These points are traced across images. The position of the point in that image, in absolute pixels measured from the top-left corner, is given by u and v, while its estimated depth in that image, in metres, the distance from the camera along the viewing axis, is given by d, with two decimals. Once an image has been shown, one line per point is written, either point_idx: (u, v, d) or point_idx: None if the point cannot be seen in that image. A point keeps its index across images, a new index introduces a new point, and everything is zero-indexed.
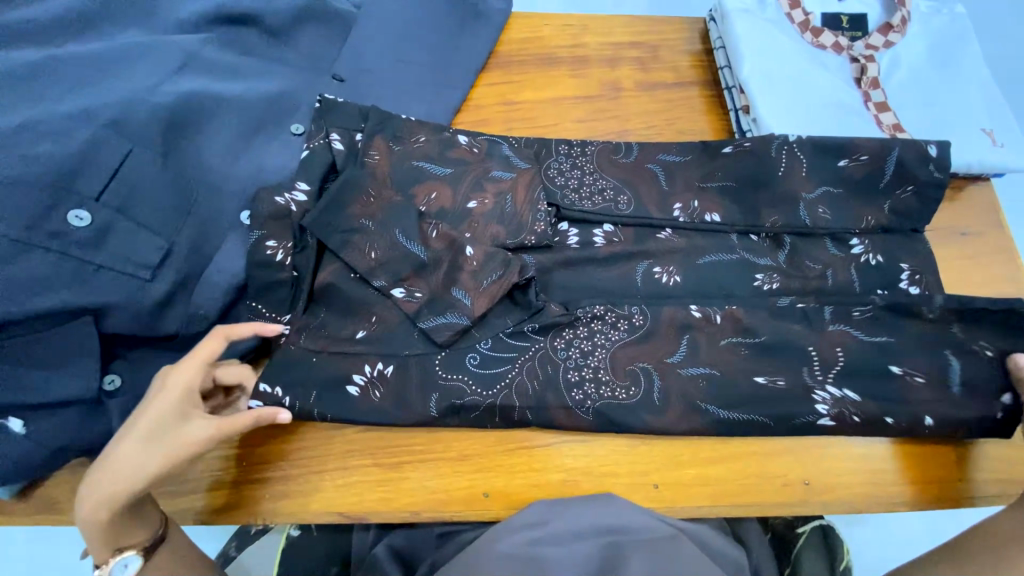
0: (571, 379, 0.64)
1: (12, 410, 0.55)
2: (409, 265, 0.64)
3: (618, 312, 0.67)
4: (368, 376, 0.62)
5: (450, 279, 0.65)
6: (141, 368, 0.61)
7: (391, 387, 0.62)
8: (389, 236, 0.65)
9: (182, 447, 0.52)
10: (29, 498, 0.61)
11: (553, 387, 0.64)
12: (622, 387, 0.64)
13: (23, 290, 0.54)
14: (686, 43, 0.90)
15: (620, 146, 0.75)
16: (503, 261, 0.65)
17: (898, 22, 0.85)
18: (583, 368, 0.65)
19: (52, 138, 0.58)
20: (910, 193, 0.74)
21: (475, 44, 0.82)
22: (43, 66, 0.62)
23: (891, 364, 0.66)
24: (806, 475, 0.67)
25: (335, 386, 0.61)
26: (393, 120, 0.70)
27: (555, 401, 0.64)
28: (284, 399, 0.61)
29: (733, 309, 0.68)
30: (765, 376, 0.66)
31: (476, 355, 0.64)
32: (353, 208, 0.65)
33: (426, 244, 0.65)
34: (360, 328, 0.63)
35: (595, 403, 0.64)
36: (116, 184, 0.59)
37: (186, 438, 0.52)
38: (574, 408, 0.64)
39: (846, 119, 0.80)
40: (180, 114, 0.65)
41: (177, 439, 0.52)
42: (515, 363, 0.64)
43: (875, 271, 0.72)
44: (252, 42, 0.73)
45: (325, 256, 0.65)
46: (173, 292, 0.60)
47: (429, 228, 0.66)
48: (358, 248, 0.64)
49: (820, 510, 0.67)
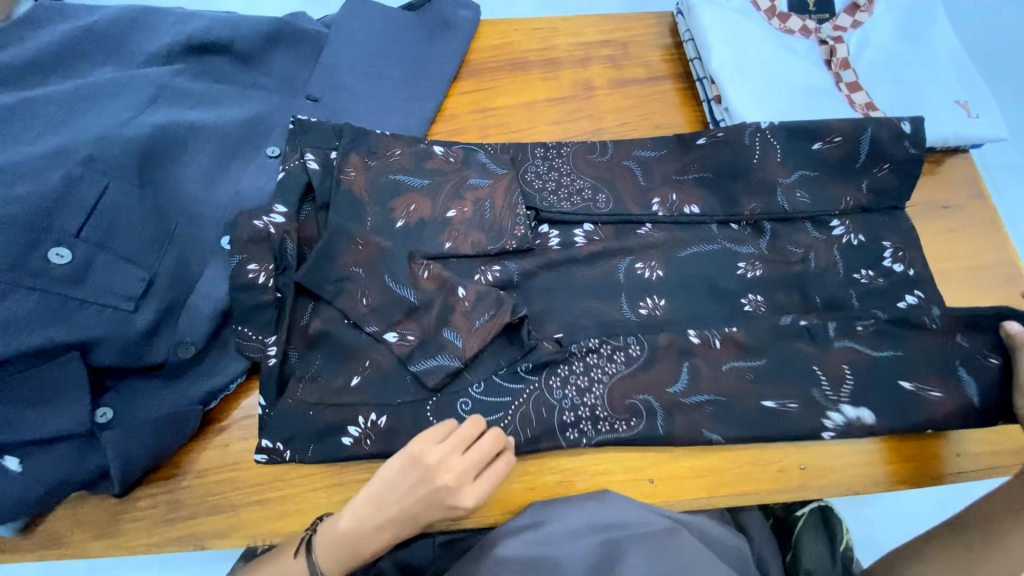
0: (566, 420, 0.64)
1: (7, 448, 0.56)
2: (399, 309, 0.64)
3: (613, 344, 0.67)
4: (361, 427, 0.62)
5: (442, 320, 0.65)
6: (131, 398, 0.61)
7: (382, 435, 0.62)
8: (380, 282, 0.65)
9: (378, 514, 0.58)
10: (31, 534, 0.62)
11: (548, 431, 0.64)
12: (621, 421, 0.65)
13: (10, 329, 0.55)
14: (656, 38, 0.90)
15: (595, 145, 0.76)
16: (496, 300, 0.65)
17: (864, 2, 0.85)
18: (578, 408, 0.65)
19: (29, 178, 0.58)
20: (887, 171, 0.74)
21: (445, 54, 0.83)
22: (18, 108, 0.63)
23: (900, 380, 0.66)
24: (802, 462, 0.67)
25: (327, 435, 0.62)
26: (367, 135, 0.71)
27: (548, 443, 0.64)
28: (283, 451, 0.62)
29: (732, 333, 0.68)
30: (776, 398, 0.66)
31: (467, 400, 0.64)
32: (343, 256, 0.65)
33: (416, 285, 0.65)
34: (353, 375, 0.63)
35: (589, 441, 0.65)
36: (95, 220, 0.60)
37: (378, 506, 0.58)
38: (565, 448, 0.64)
39: (819, 102, 0.80)
40: (156, 145, 0.66)
41: (388, 522, 0.58)
42: (509, 410, 0.64)
43: (859, 251, 0.72)
44: (222, 69, 0.73)
45: (320, 304, 0.65)
46: (157, 321, 0.61)
47: (420, 268, 0.66)
48: (351, 295, 0.64)
49: (817, 493, 0.67)
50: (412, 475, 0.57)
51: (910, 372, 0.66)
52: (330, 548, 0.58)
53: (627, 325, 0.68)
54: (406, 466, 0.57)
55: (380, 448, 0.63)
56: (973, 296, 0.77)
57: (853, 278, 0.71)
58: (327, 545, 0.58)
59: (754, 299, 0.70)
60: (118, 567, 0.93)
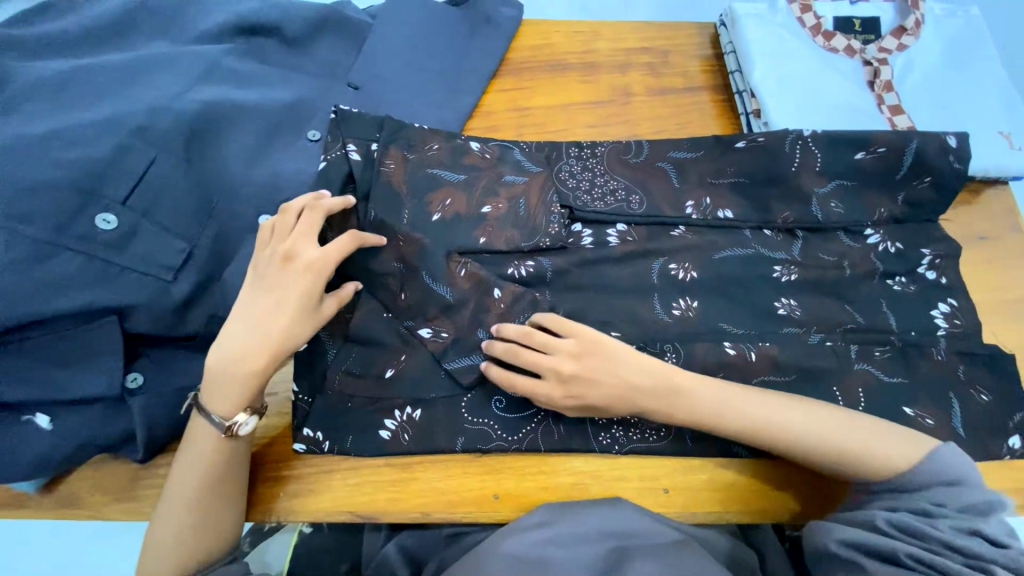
0: (599, 422, 0.66)
1: (39, 406, 0.58)
2: (435, 305, 0.65)
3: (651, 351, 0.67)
4: (398, 420, 0.64)
5: (476, 320, 0.65)
6: (160, 366, 0.62)
7: (419, 430, 0.64)
8: (417, 278, 0.65)
9: (252, 314, 0.57)
10: (52, 492, 0.63)
11: (580, 432, 0.65)
12: (651, 429, 0.66)
13: (52, 290, 0.56)
14: (697, 49, 0.90)
15: (630, 146, 0.76)
16: (531, 303, 0.66)
17: (912, 26, 0.84)
18: (610, 411, 0.66)
19: (82, 143, 0.60)
20: (927, 185, 0.73)
21: (487, 51, 0.84)
22: (73, 75, 0.64)
23: (905, 406, 0.67)
24: (795, 475, 0.67)
25: (367, 429, 0.64)
26: (407, 128, 0.71)
27: (581, 444, 0.65)
28: (322, 441, 0.64)
29: (766, 348, 0.68)
30: None
31: (501, 398, 0.65)
32: (384, 252, 0.65)
33: (453, 284, 0.65)
34: (388, 367, 0.65)
35: (621, 447, 0.66)
36: (141, 189, 0.61)
37: (256, 306, 0.57)
38: (598, 452, 0.66)
39: (859, 122, 0.79)
40: (203, 120, 0.67)
41: (262, 321, 0.57)
42: (542, 407, 0.65)
43: (895, 258, 0.73)
44: (270, 51, 0.75)
45: (360, 295, 0.66)
46: (193, 293, 0.62)
47: (458, 267, 0.66)
48: (390, 289, 0.66)
49: (797, 505, 0.65)
50: (264, 276, 0.58)
51: (936, 405, 0.68)
52: (220, 375, 0.56)
53: (659, 325, 0.69)
54: (268, 264, 0.58)
55: (417, 449, 0.64)
56: (1006, 331, 0.76)
57: (887, 284, 0.73)
58: (216, 378, 0.56)
59: (787, 302, 0.71)
60: (125, 532, 0.94)
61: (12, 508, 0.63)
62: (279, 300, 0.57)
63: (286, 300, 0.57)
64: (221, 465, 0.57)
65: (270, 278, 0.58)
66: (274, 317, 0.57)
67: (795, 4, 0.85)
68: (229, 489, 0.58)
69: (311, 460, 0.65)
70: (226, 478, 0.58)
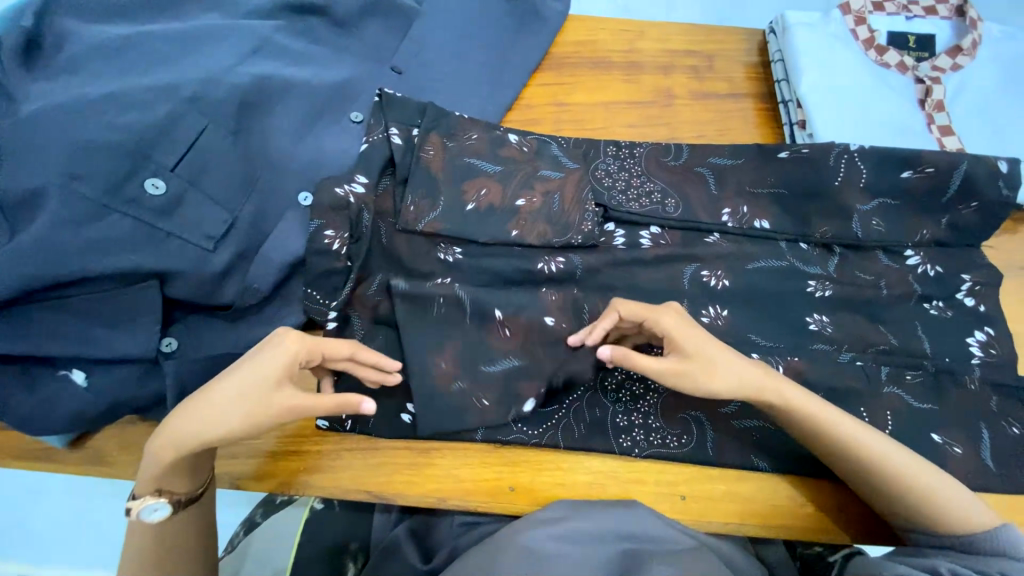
0: (620, 424, 0.66)
1: (76, 363, 0.59)
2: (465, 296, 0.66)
3: None
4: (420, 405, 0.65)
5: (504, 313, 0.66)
6: (196, 333, 0.64)
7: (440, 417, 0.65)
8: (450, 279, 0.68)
9: (214, 408, 0.51)
10: (79, 448, 0.65)
11: (600, 432, 0.66)
12: (673, 435, 0.66)
13: (97, 250, 0.57)
14: (742, 55, 0.88)
15: (669, 148, 0.75)
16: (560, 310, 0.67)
17: (968, 46, 0.82)
18: (632, 413, 0.66)
19: (135, 108, 0.61)
20: (974, 210, 0.71)
21: (531, 44, 0.83)
22: (128, 41, 0.65)
23: (933, 433, 0.66)
24: (838, 501, 0.66)
25: (390, 411, 0.65)
26: (448, 116, 0.71)
27: (601, 444, 0.65)
28: (345, 420, 0.65)
29: (795, 362, 0.67)
30: None
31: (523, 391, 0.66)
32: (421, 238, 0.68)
33: (507, 351, 0.65)
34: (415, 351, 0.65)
35: (641, 451, 0.65)
36: (190, 157, 0.62)
37: (224, 398, 0.51)
38: (617, 453, 0.66)
39: (905, 140, 0.78)
40: (252, 95, 0.67)
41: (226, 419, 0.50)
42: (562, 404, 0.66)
43: (933, 281, 0.71)
44: (318, 30, 0.75)
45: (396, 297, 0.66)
46: (232, 263, 0.63)
47: (503, 327, 0.66)
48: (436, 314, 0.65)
49: (836, 535, 0.64)
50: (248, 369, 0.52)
51: (966, 435, 0.66)
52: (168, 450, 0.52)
53: None
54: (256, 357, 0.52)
55: (437, 435, 0.65)
56: None
57: (923, 306, 0.71)
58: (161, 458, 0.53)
59: (819, 318, 0.70)
60: (136, 496, 0.95)
61: (41, 460, 0.65)
62: (233, 378, 0.51)
63: (237, 381, 0.51)
64: (180, 512, 0.56)
65: (248, 374, 0.51)
66: (217, 395, 0.51)
67: (850, 15, 0.83)
68: (168, 569, 0.55)
69: (332, 440, 0.66)
70: (166, 555, 0.56)
